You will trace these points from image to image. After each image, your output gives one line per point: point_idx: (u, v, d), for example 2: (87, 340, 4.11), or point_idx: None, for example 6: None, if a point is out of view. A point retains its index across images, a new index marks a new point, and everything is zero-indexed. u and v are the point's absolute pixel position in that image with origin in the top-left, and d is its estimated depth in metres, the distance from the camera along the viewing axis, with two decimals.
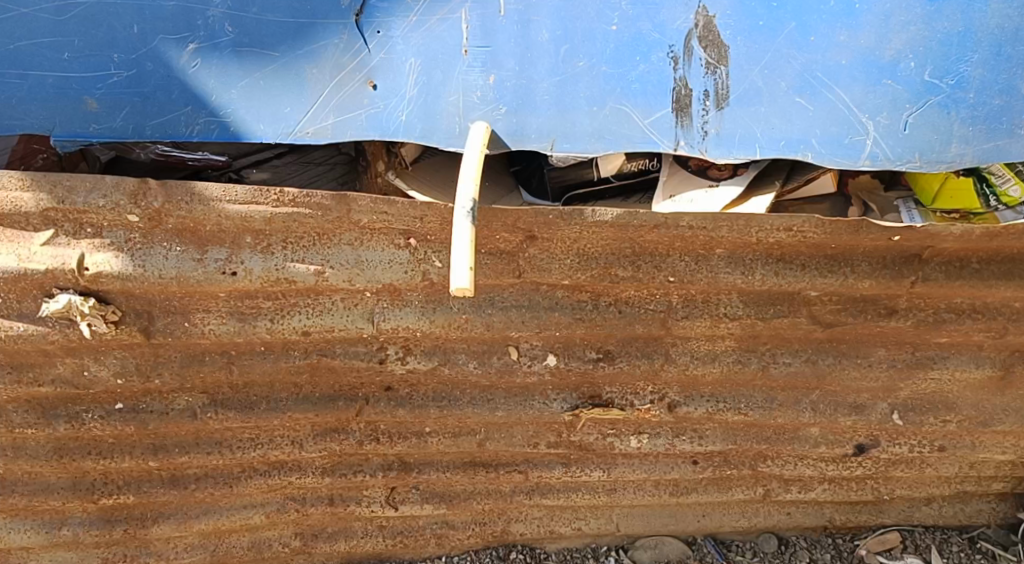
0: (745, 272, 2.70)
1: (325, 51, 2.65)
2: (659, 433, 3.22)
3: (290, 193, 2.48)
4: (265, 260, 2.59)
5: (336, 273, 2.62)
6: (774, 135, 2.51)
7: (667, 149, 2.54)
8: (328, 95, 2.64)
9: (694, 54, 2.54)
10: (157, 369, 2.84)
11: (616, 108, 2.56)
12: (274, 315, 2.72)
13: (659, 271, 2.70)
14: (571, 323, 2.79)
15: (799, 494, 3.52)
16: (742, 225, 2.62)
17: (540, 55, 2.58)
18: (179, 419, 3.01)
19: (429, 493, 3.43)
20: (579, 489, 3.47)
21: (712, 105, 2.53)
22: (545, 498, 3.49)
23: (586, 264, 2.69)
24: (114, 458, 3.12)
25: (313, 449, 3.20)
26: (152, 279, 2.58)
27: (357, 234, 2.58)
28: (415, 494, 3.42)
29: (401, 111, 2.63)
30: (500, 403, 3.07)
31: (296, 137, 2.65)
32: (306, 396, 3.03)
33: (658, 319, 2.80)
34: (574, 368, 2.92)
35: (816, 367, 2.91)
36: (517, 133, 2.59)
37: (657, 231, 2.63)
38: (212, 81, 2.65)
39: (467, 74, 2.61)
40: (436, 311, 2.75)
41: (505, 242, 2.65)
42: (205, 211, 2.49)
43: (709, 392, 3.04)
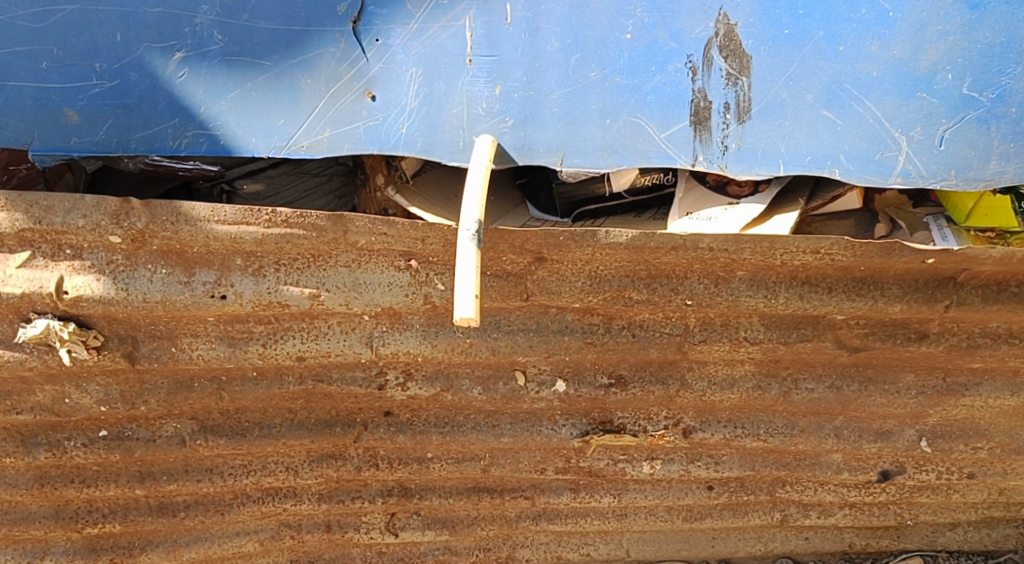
0: (767, 295, 2.55)
1: (320, 60, 2.49)
2: (672, 459, 3.07)
3: (283, 213, 2.31)
4: (256, 283, 2.42)
5: (332, 297, 2.44)
6: (797, 150, 2.37)
7: (684, 165, 2.41)
8: (325, 108, 2.50)
9: (715, 65, 2.38)
10: (143, 395, 2.68)
11: (630, 121, 2.43)
12: (267, 340, 2.56)
13: (676, 295, 2.55)
14: (581, 347, 2.63)
15: (817, 519, 3.36)
16: (767, 246, 2.45)
17: (550, 66, 2.44)
18: (167, 446, 2.87)
19: (430, 519, 3.27)
20: (588, 515, 3.31)
21: (732, 118, 2.39)
22: (552, 525, 3.33)
23: (598, 287, 2.53)
24: (98, 486, 2.97)
25: (309, 476, 3.05)
26: (135, 304, 2.41)
27: (355, 255, 2.41)
28: (416, 519, 3.26)
29: (403, 124, 2.49)
30: (506, 429, 2.91)
31: (291, 151, 2.51)
32: (301, 422, 2.88)
33: (674, 343, 2.64)
34: (585, 394, 2.76)
35: (840, 394, 2.75)
36: (525, 148, 2.47)
37: (674, 253, 2.47)
38: (201, 93, 2.50)
39: (472, 84, 2.47)
40: (439, 335, 2.59)
41: (512, 264, 2.49)
42: (191, 232, 2.33)
43: (727, 418, 2.89)
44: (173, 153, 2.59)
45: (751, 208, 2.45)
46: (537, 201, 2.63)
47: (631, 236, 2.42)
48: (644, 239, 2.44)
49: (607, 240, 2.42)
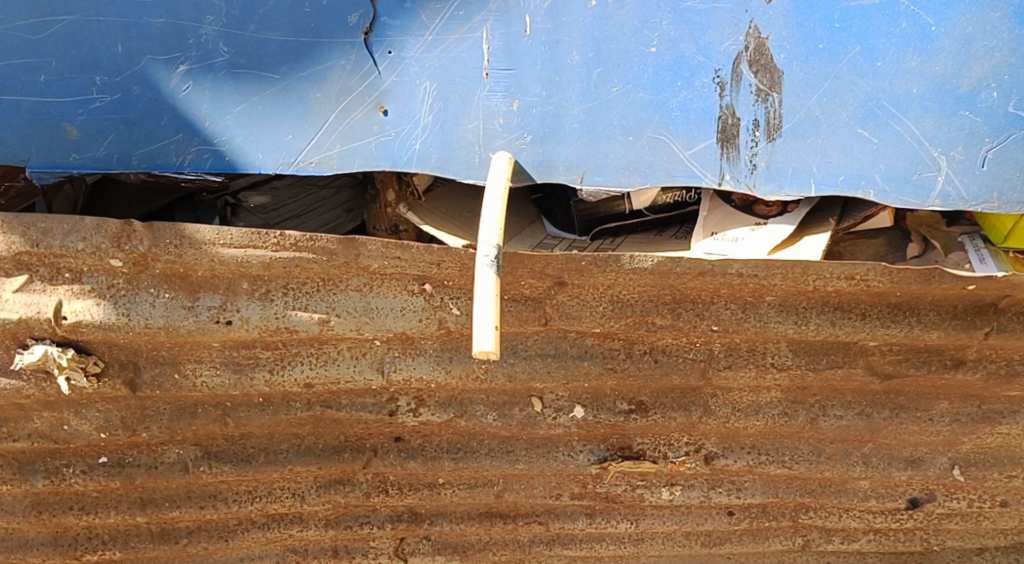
0: (797, 321, 2.44)
1: (330, 73, 2.39)
2: (692, 485, 2.96)
3: (292, 236, 2.20)
4: (263, 308, 2.31)
5: (342, 322, 2.33)
6: (830, 169, 2.26)
7: (711, 184, 2.30)
8: (335, 122, 2.39)
9: (744, 79, 2.28)
10: (144, 422, 2.58)
11: (654, 137, 2.32)
12: (274, 366, 2.45)
13: (701, 320, 2.44)
14: (602, 373, 2.52)
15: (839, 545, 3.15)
16: (799, 271, 2.35)
17: (571, 80, 2.34)
18: (169, 473, 2.77)
19: (441, 543, 3.09)
20: (603, 539, 3.12)
21: (762, 135, 2.28)
22: (568, 549, 3.13)
23: (620, 312, 2.43)
24: (98, 513, 2.87)
25: (316, 502, 2.94)
26: (137, 330, 2.30)
27: (367, 279, 2.31)
28: (426, 544, 3.08)
29: (416, 140, 2.38)
30: (521, 456, 2.80)
31: (299, 168, 2.40)
32: (308, 447, 2.78)
33: (697, 369, 2.53)
34: (604, 420, 2.65)
35: (870, 421, 2.64)
36: (544, 165, 2.36)
37: (702, 279, 2.38)
38: (205, 107, 2.39)
39: (489, 99, 2.37)
40: (453, 360, 2.48)
41: (531, 288, 2.39)
42: (196, 256, 2.23)
43: (750, 444, 2.78)
44: (160, 174, 2.54)
45: (781, 230, 2.35)
46: (554, 219, 2.58)
47: (657, 260, 2.32)
48: (670, 264, 2.34)
49: (631, 264, 2.31)
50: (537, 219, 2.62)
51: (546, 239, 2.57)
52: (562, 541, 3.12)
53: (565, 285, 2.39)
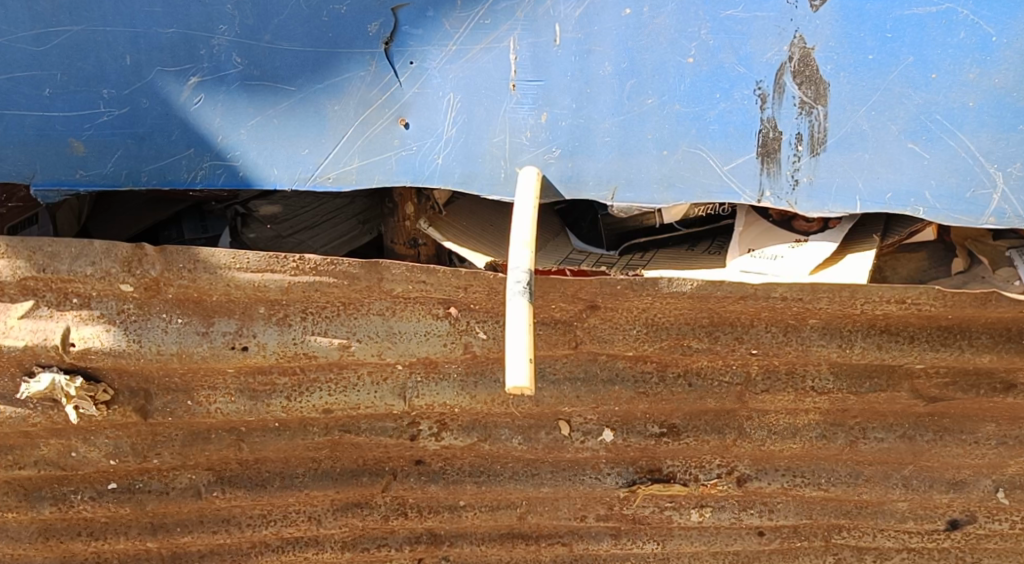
0: (842, 345, 2.33)
1: (349, 85, 2.27)
2: (723, 507, 2.86)
3: (312, 260, 2.09)
4: (280, 333, 2.20)
5: (364, 348, 2.22)
6: (877, 185, 2.16)
7: (750, 200, 2.20)
8: (354, 136, 2.28)
9: (787, 91, 2.17)
10: (156, 448, 2.48)
11: (689, 152, 2.21)
12: (291, 392, 2.35)
13: (740, 343, 2.34)
14: (634, 398, 2.41)
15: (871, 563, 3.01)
16: (846, 295, 2.25)
17: (603, 92, 2.22)
18: (181, 499, 2.66)
19: None
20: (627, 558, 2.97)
21: (804, 149, 2.18)
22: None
23: (654, 335, 2.33)
24: (107, 539, 2.77)
25: (332, 526, 2.83)
26: (148, 356, 2.19)
27: (389, 303, 2.20)
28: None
29: (439, 154, 2.27)
30: (546, 479, 2.70)
31: (315, 183, 2.28)
32: (325, 471, 2.68)
33: (734, 392, 2.42)
34: (634, 444, 2.54)
35: (913, 444, 2.55)
36: (573, 180, 2.24)
37: (743, 302, 2.27)
38: (218, 120, 2.28)
39: (516, 111, 2.25)
40: (478, 384, 2.36)
41: (562, 311, 2.29)
42: (211, 280, 2.11)
43: (785, 465, 2.69)
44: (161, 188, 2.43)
45: (823, 247, 2.26)
46: (580, 230, 2.46)
47: (695, 282, 2.22)
48: (709, 287, 2.23)
49: (669, 288, 2.21)
50: (561, 231, 2.48)
51: (572, 253, 2.43)
52: (585, 562, 2.96)
53: (597, 308, 2.29)
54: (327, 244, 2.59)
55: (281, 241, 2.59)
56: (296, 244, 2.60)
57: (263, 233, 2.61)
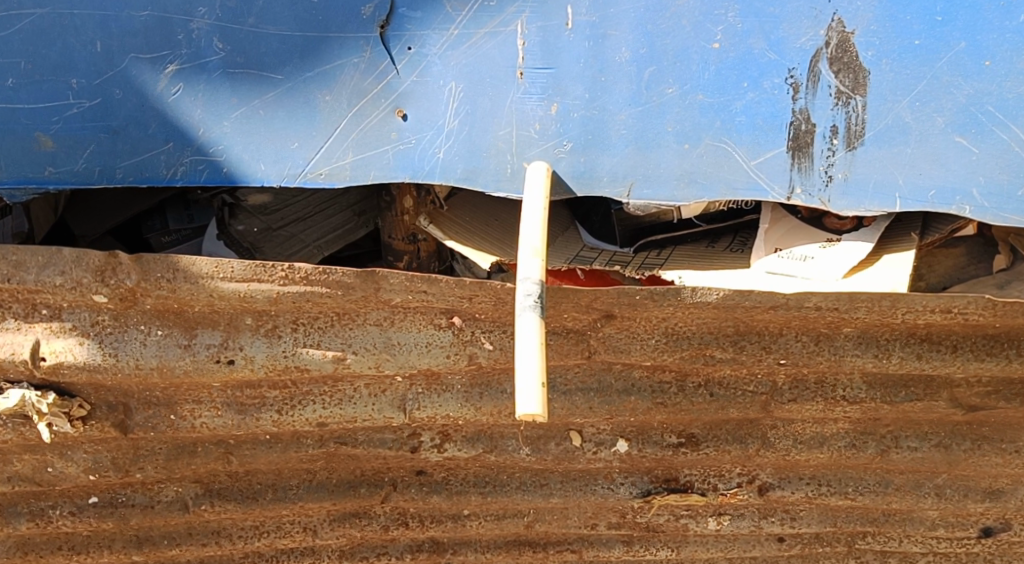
0: (878, 355, 2.17)
1: (341, 73, 2.09)
2: (742, 514, 2.70)
3: (302, 267, 1.91)
4: (269, 346, 2.02)
5: (360, 360, 2.04)
6: (919, 182, 1.99)
7: (779, 198, 2.02)
8: (348, 129, 2.09)
9: (822, 80, 2.00)
10: (138, 463, 2.31)
11: (713, 145, 2.03)
12: (282, 406, 2.18)
13: (767, 353, 2.18)
14: (651, 408, 2.24)
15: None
16: (886, 305, 2.09)
17: (619, 80, 2.05)
18: (167, 513, 2.50)
19: None
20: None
21: (840, 143, 2.01)
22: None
23: (675, 345, 2.16)
24: (90, 554, 2.61)
25: (329, 537, 2.67)
26: (126, 371, 2.01)
27: (387, 313, 2.02)
28: None
29: (439, 148, 2.09)
30: (556, 489, 2.54)
31: (306, 180, 2.10)
32: (321, 483, 2.52)
33: (758, 402, 2.25)
34: (649, 455, 2.38)
35: (949, 453, 2.39)
36: (586, 176, 2.07)
37: (773, 312, 2.12)
38: (198, 112, 2.09)
39: (524, 102, 2.07)
40: (484, 396, 2.19)
41: (575, 319, 2.12)
42: (192, 290, 1.93)
43: (810, 474, 2.54)
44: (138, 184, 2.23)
45: (855, 249, 2.08)
46: (591, 225, 2.28)
47: (722, 292, 2.05)
48: (737, 297, 2.07)
49: (693, 297, 2.04)
50: (570, 225, 2.32)
51: (582, 250, 2.25)
52: None
53: (613, 317, 2.12)
54: (321, 238, 2.43)
55: (272, 235, 2.42)
56: (286, 238, 2.43)
57: (251, 225, 2.44)
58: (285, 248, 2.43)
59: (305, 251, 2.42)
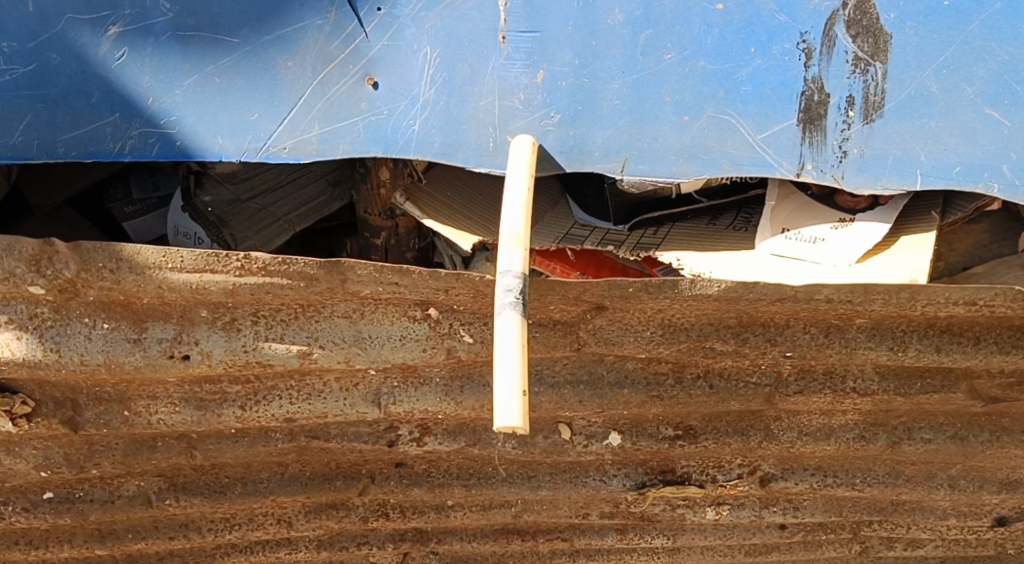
0: (893, 347, 2.00)
1: (304, 36, 1.90)
2: (743, 504, 2.54)
3: (259, 258, 1.71)
4: (228, 340, 1.84)
5: (328, 355, 1.86)
6: (942, 158, 1.81)
7: (787, 174, 1.84)
8: (314, 98, 1.91)
9: (838, 45, 1.80)
10: (93, 459, 2.15)
11: (716, 118, 1.84)
12: (246, 401, 2.00)
13: (773, 346, 2.00)
14: (645, 402, 2.07)
15: (903, 553, 2.71)
16: (904, 297, 1.92)
17: (612, 45, 1.85)
18: (129, 508, 2.34)
19: (449, 558, 2.64)
20: (633, 551, 2.67)
21: (856, 116, 1.82)
22: (593, 561, 2.68)
23: (672, 337, 1.99)
24: (49, 549, 2.45)
25: (305, 528, 2.51)
26: (70, 368, 1.84)
27: (356, 304, 1.84)
28: (433, 560, 2.63)
29: (415, 120, 1.90)
30: (544, 482, 2.38)
31: (269, 154, 1.91)
32: (293, 476, 2.36)
33: (762, 394, 2.08)
34: (644, 448, 2.22)
35: (965, 445, 2.23)
36: (575, 151, 1.88)
37: (780, 304, 1.95)
38: (147, 79, 1.90)
39: (507, 69, 1.88)
40: (464, 390, 2.02)
41: (561, 311, 1.94)
42: (138, 282, 1.74)
43: (816, 465, 2.38)
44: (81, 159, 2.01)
45: (872, 230, 1.91)
46: (583, 200, 2.09)
47: (724, 285, 1.87)
48: (741, 290, 1.89)
49: (691, 290, 1.86)
50: (560, 200, 2.13)
51: (572, 228, 2.08)
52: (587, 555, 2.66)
53: (605, 309, 1.94)
54: (292, 212, 2.26)
55: (240, 206, 2.23)
56: (255, 211, 2.25)
57: (219, 195, 2.24)
58: (253, 222, 2.25)
59: (276, 225, 2.25)
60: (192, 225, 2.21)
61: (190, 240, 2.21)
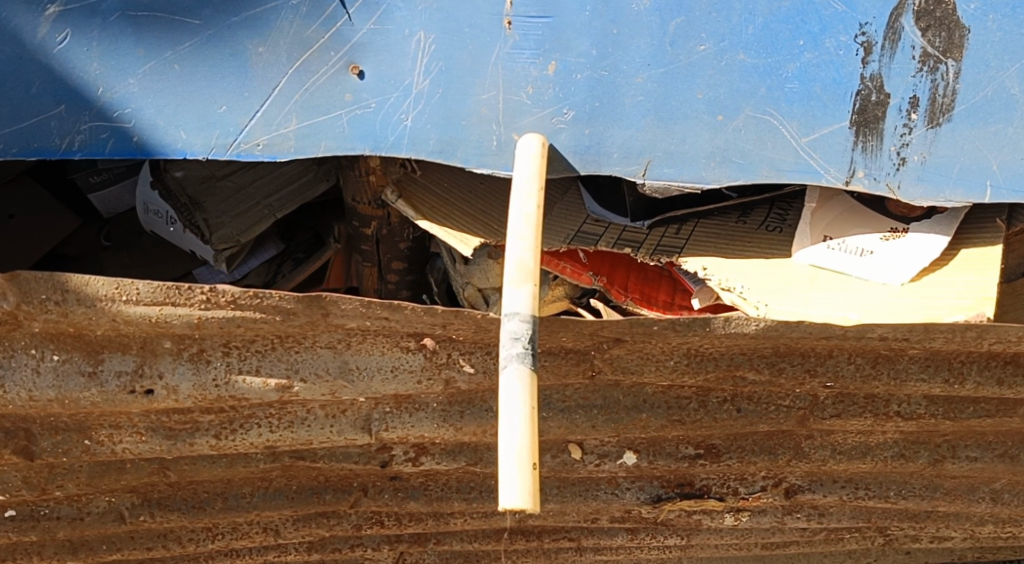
0: (948, 378, 1.78)
1: (277, 19, 1.64)
2: (764, 511, 2.34)
3: (228, 291, 1.50)
4: (196, 374, 1.63)
5: (310, 389, 1.65)
6: (1018, 169, 1.58)
7: (836, 182, 1.60)
8: (290, 89, 1.65)
9: (904, 39, 1.57)
10: (55, 481, 1.95)
11: (755, 118, 1.60)
12: (220, 430, 1.79)
13: (812, 377, 1.78)
14: (665, 427, 1.86)
15: (929, 542, 2.52)
16: (971, 335, 1.67)
17: (637, 34, 1.60)
18: (100, 525, 2.15)
19: (450, 553, 2.42)
20: (644, 553, 2.48)
21: (919, 119, 1.58)
22: (600, 557, 2.47)
23: (698, 366, 1.77)
24: (17, 561, 2.22)
25: (292, 537, 2.29)
26: (18, 404, 1.62)
27: (341, 335, 1.62)
28: (431, 555, 2.41)
29: (406, 114, 1.64)
30: (551, 496, 2.18)
31: (239, 153, 1.65)
32: (278, 490, 2.16)
33: (794, 419, 1.87)
34: (661, 467, 2.02)
35: (1014, 464, 2.04)
36: (591, 152, 1.63)
37: (824, 339, 1.71)
38: (95, 66, 1.64)
39: (513, 59, 1.63)
40: (463, 415, 1.81)
41: (574, 339, 1.71)
42: (90, 314, 1.53)
43: (847, 477, 2.19)
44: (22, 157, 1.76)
45: (928, 242, 1.69)
46: (597, 191, 1.85)
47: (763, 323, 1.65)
48: (783, 327, 1.66)
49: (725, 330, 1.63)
50: (572, 187, 1.89)
51: (584, 224, 1.84)
52: (590, 553, 2.45)
53: (624, 339, 1.71)
54: (272, 194, 1.98)
55: (215, 183, 1.99)
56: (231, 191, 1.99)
57: (194, 169, 2.00)
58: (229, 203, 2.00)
59: (253, 209, 1.98)
60: (163, 204, 2.00)
61: (161, 218, 2.01)
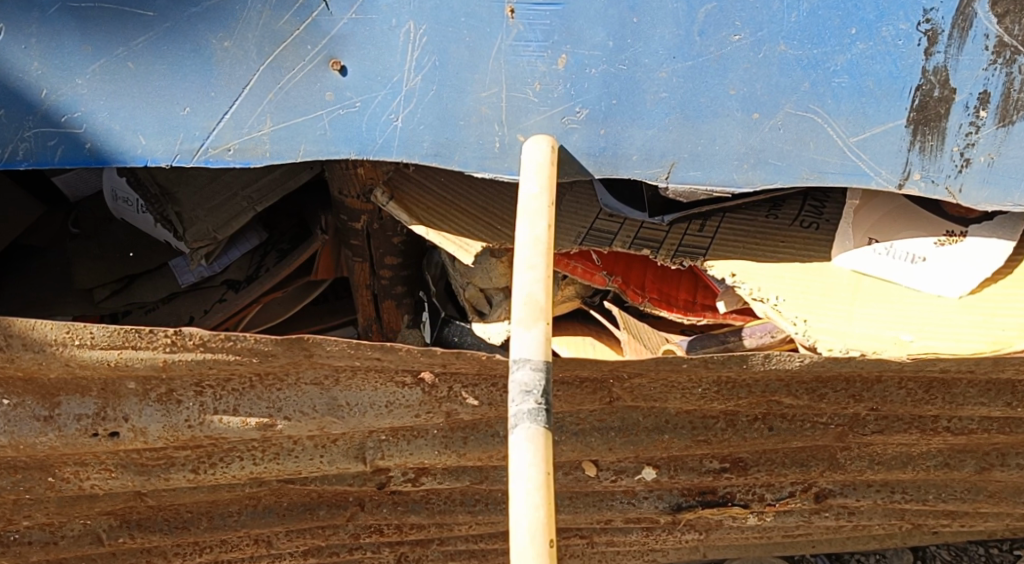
0: (1009, 402, 1.61)
1: (243, 8, 1.42)
2: (791, 512, 2.10)
3: (196, 334, 1.36)
4: (166, 416, 1.48)
5: (296, 426, 1.51)
6: None
7: (888, 185, 1.40)
8: (262, 87, 1.44)
9: (974, 27, 1.36)
10: (22, 512, 1.78)
11: (796, 116, 1.40)
12: (198, 464, 1.62)
13: (857, 403, 1.62)
14: (689, 446, 1.70)
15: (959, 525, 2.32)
16: None
17: (660, 22, 1.39)
18: (77, 547, 1.99)
19: (455, 549, 2.20)
20: (662, 554, 2.31)
21: (989, 116, 1.39)
22: (612, 548, 2.25)
23: (729, 392, 1.62)
24: None
25: (286, 547, 2.09)
26: None
27: (328, 371, 1.47)
28: (436, 551, 2.20)
29: (396, 114, 1.43)
30: (563, 508, 2.01)
31: (206, 159, 1.44)
32: (268, 508, 1.99)
33: (832, 436, 1.70)
34: (683, 482, 1.86)
35: None
36: (606, 154, 1.42)
37: (871, 364, 1.53)
38: (36, 66, 1.42)
39: (518, 52, 1.41)
40: (466, 441, 1.63)
41: (590, 366, 1.54)
42: (40, 359, 1.39)
43: (882, 481, 2.02)
44: None
45: (989, 248, 1.51)
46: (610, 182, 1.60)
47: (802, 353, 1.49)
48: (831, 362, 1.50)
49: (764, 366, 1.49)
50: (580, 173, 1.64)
51: (596, 221, 1.60)
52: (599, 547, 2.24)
53: (647, 369, 1.55)
54: (251, 185, 1.69)
55: (187, 171, 1.71)
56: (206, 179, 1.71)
57: None
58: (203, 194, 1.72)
59: (229, 202, 1.70)
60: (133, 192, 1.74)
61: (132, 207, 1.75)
